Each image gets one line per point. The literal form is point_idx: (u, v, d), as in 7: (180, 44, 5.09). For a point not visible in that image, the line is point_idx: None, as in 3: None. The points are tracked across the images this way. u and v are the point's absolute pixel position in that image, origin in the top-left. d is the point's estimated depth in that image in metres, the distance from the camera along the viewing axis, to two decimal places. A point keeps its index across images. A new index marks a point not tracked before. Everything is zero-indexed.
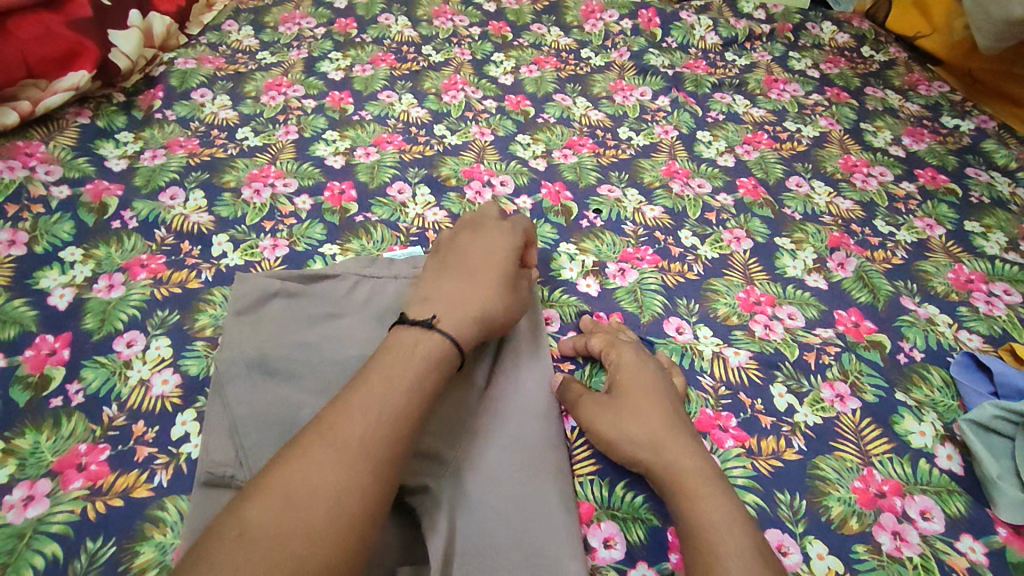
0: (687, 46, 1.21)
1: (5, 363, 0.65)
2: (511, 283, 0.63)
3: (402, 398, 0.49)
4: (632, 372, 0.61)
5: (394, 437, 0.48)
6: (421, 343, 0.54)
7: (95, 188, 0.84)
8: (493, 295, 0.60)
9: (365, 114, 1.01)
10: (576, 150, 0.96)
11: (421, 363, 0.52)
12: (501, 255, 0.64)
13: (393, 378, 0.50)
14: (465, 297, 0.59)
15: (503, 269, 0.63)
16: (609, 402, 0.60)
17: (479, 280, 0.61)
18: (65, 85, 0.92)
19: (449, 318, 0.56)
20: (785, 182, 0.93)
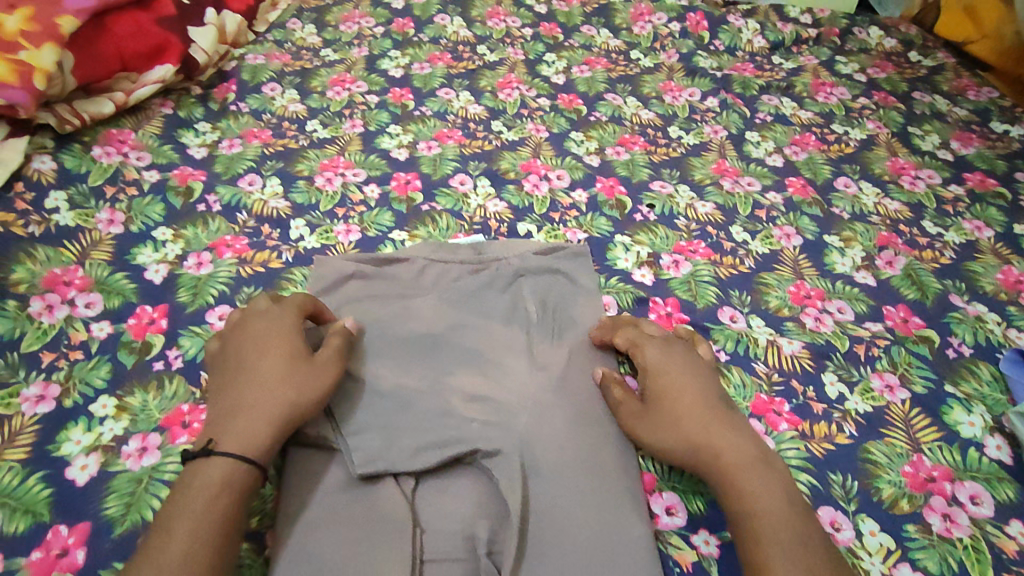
0: (734, 49, 1.23)
1: (112, 329, 0.72)
2: (292, 368, 0.61)
3: (218, 499, 0.53)
4: (662, 374, 0.63)
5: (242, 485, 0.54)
6: (218, 471, 0.54)
7: (182, 173, 0.90)
8: (277, 388, 0.59)
9: (425, 109, 1.07)
10: (628, 148, 1.00)
11: (220, 484, 0.53)
12: (269, 345, 0.63)
13: (178, 496, 0.53)
14: (252, 401, 0.58)
15: (275, 357, 0.61)
16: (650, 408, 0.61)
17: (257, 381, 0.60)
18: (153, 78, 0.98)
19: (226, 435, 0.56)
20: (833, 183, 0.95)
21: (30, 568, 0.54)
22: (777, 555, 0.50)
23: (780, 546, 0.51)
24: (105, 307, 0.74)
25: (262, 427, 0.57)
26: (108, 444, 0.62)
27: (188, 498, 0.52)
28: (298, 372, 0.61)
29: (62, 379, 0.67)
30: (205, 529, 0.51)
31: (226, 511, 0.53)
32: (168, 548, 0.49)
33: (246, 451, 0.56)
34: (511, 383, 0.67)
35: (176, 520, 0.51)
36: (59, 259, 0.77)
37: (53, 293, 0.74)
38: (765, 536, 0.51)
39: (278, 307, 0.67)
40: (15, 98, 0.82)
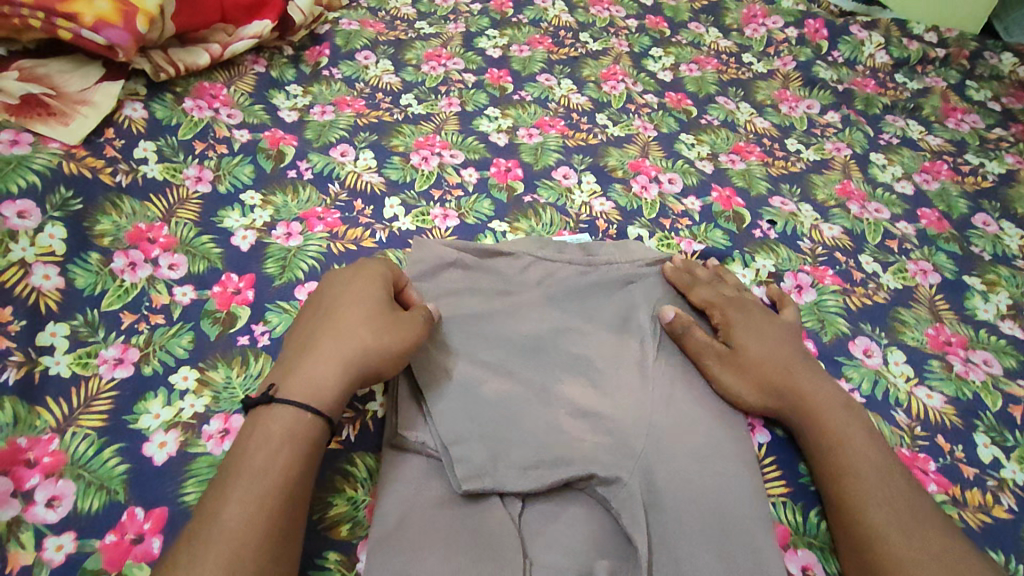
0: (855, 63, 1.14)
1: (195, 295, 0.67)
2: (373, 314, 0.56)
3: (278, 453, 0.47)
4: (744, 329, 0.65)
5: (307, 439, 0.49)
6: (281, 419, 0.49)
7: (273, 136, 0.85)
8: (353, 331, 0.54)
9: (525, 94, 1.00)
10: (744, 157, 0.92)
11: (282, 435, 0.48)
12: (352, 290, 0.58)
13: (237, 452, 0.47)
14: (321, 351, 0.53)
15: (354, 301, 0.57)
16: (734, 358, 0.62)
17: (334, 323, 0.55)
18: (250, 33, 0.93)
19: (291, 383, 0.51)
20: (971, 219, 0.86)
21: (104, 552, 0.49)
22: (872, 489, 0.53)
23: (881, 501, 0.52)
24: (188, 271, 0.69)
25: (331, 377, 0.52)
26: (189, 421, 0.57)
27: (246, 454, 0.47)
28: (379, 316, 0.56)
29: (142, 344, 0.62)
30: (265, 484, 0.45)
31: (289, 468, 0.47)
32: (226, 507, 0.44)
33: (312, 397, 0.50)
34: (625, 399, 0.59)
35: (233, 480, 0.45)
36: (144, 213, 0.72)
37: (136, 249, 0.69)
38: (858, 472, 0.54)
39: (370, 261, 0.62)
40: (115, 38, 0.77)
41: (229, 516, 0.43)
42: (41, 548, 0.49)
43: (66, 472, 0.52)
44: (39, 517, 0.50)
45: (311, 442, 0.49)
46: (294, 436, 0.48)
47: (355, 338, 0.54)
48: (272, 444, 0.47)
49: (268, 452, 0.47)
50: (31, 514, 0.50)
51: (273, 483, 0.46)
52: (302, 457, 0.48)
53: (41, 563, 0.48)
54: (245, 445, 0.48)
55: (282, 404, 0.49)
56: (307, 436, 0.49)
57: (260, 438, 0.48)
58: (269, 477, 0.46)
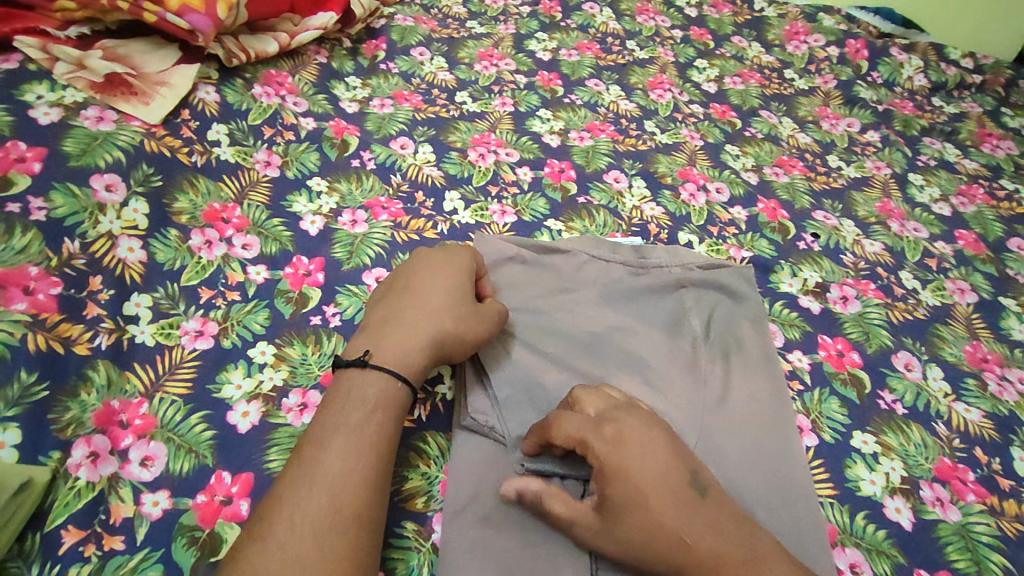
0: (894, 84, 1.17)
1: (268, 275, 0.70)
2: (459, 301, 0.59)
3: (372, 414, 0.50)
4: (624, 485, 0.47)
5: (396, 407, 0.51)
6: (373, 383, 0.52)
7: (337, 125, 0.88)
8: (440, 314, 0.57)
9: (575, 98, 1.03)
10: (787, 170, 0.95)
11: (373, 397, 0.51)
12: (443, 274, 0.61)
13: (336, 407, 0.50)
14: (409, 326, 0.56)
15: (443, 284, 0.60)
16: (601, 527, 0.47)
17: (423, 302, 0.58)
18: (316, 23, 0.96)
19: (381, 353, 0.54)
20: (1007, 242, 0.89)
21: (196, 510, 0.52)
22: None
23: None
24: (261, 251, 0.72)
25: (418, 353, 0.55)
26: (269, 394, 0.60)
27: (344, 410, 0.50)
28: (464, 305, 0.59)
29: (220, 318, 0.65)
30: (363, 439, 0.48)
31: (383, 428, 0.50)
32: (327, 455, 0.46)
33: (400, 368, 0.53)
34: (679, 397, 0.62)
35: (333, 431, 0.48)
36: (218, 194, 0.75)
37: (212, 227, 0.72)
38: None
39: (456, 247, 0.65)
40: (198, 23, 0.80)
41: (330, 464, 0.46)
42: (139, 502, 0.52)
43: (157, 434, 0.55)
44: (135, 475, 0.53)
45: (399, 408, 0.52)
46: (387, 402, 0.51)
47: (441, 318, 0.57)
48: (367, 405, 0.50)
49: (363, 412, 0.50)
50: (128, 472, 0.53)
51: (370, 439, 0.48)
52: (393, 420, 0.51)
53: (140, 516, 0.51)
54: (343, 403, 0.50)
55: (374, 372, 0.52)
56: (397, 402, 0.52)
57: (355, 399, 0.51)
58: (365, 433, 0.48)
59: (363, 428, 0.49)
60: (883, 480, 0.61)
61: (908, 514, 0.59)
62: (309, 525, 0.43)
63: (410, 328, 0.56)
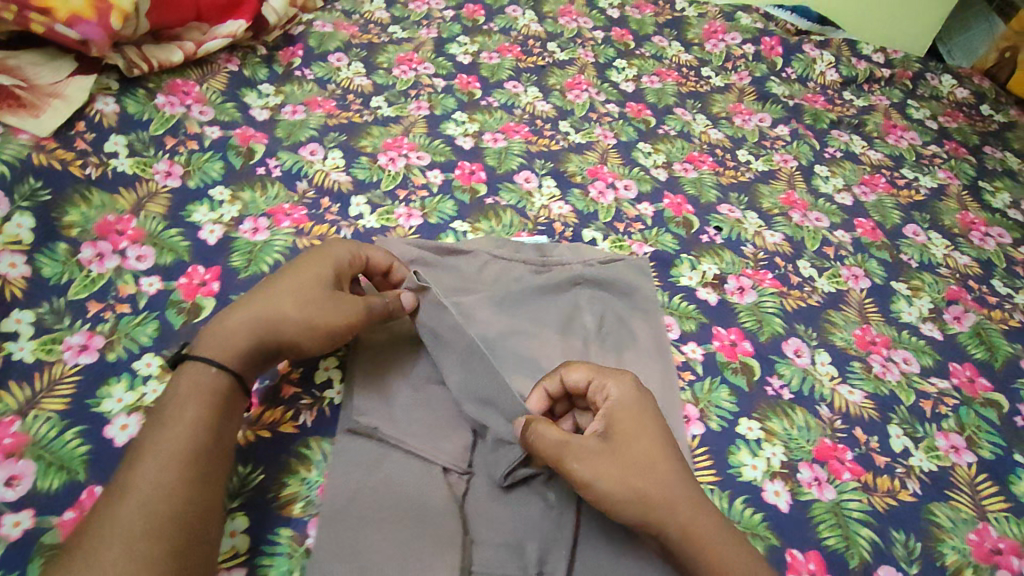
0: (806, 79, 1.21)
1: (162, 286, 0.70)
2: (298, 283, 0.58)
3: (190, 407, 0.50)
4: (641, 414, 0.55)
5: (216, 399, 0.52)
6: (195, 373, 0.52)
7: (243, 134, 0.88)
8: (279, 299, 0.57)
9: (492, 100, 1.04)
10: (696, 166, 0.97)
11: (193, 384, 0.52)
12: (297, 263, 0.61)
13: (156, 409, 0.51)
14: (240, 308, 0.56)
15: (290, 272, 0.60)
16: (600, 450, 0.52)
17: (267, 289, 0.58)
18: (224, 32, 0.95)
19: (209, 339, 0.54)
20: (903, 229, 0.93)
21: (61, 528, 0.52)
22: None
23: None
24: (156, 262, 0.71)
25: (242, 337, 0.55)
26: (150, 406, 0.60)
27: (164, 409, 0.51)
28: (308, 288, 0.59)
29: (107, 331, 0.64)
30: (180, 436, 0.49)
31: (201, 420, 0.50)
32: (141, 460, 0.47)
33: (220, 355, 0.53)
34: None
35: (151, 433, 0.49)
36: (113, 206, 0.74)
37: (104, 240, 0.71)
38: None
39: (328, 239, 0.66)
40: (89, 34, 0.79)
41: (145, 469, 0.47)
42: None
43: (28, 452, 0.55)
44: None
45: (220, 402, 0.52)
46: (204, 392, 0.52)
47: (275, 299, 0.57)
48: (183, 400, 0.51)
49: (180, 409, 0.50)
50: None
51: (187, 435, 0.49)
52: (215, 413, 0.51)
53: None
54: (164, 402, 0.51)
55: (193, 357, 0.53)
56: (216, 393, 0.52)
57: (176, 394, 0.51)
58: (183, 428, 0.49)
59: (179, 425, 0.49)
60: (764, 466, 0.63)
61: (786, 496, 0.61)
62: (124, 530, 0.44)
63: (243, 309, 0.56)
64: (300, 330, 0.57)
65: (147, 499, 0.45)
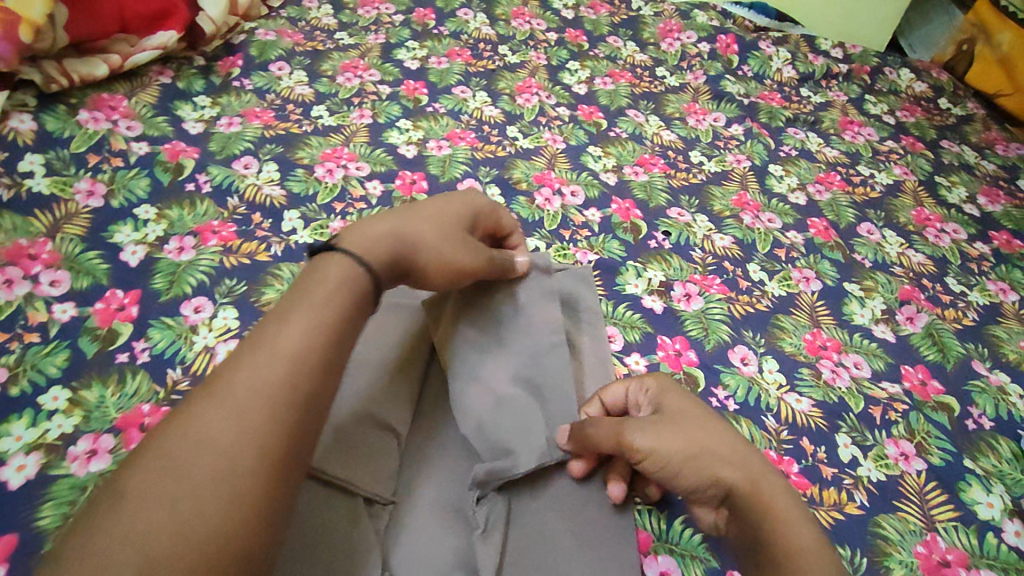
0: (763, 77, 1.19)
1: (75, 312, 0.66)
2: (447, 222, 0.56)
3: (328, 303, 0.44)
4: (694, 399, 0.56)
5: (347, 301, 0.45)
6: (325, 269, 0.47)
7: (173, 148, 0.84)
8: (422, 224, 0.54)
9: (439, 106, 1.01)
10: (647, 169, 0.95)
11: (323, 279, 0.46)
12: (439, 198, 0.58)
13: (288, 297, 0.45)
14: (404, 226, 0.53)
15: (430, 201, 0.57)
16: (656, 419, 0.53)
17: (414, 212, 0.55)
18: (153, 43, 0.91)
19: (360, 237, 0.50)
20: (857, 228, 0.91)
21: None
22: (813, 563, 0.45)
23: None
24: (71, 287, 0.68)
25: (385, 247, 0.50)
26: (53, 443, 0.57)
27: (303, 295, 0.45)
28: (446, 217, 0.56)
29: (12, 363, 0.61)
30: (307, 330, 0.42)
31: (332, 322, 0.44)
32: (257, 353, 0.40)
33: (364, 256, 0.49)
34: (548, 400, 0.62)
35: (280, 321, 0.43)
36: (26, 229, 0.70)
37: (15, 266, 0.67)
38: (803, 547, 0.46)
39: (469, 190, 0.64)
40: None
41: (261, 362, 0.40)
42: None
43: None
44: None
45: (348, 308, 0.45)
46: (336, 295, 0.45)
47: (423, 223, 0.54)
48: (320, 297, 0.44)
49: (311, 306, 0.43)
50: None
51: (314, 334, 0.42)
52: (342, 319, 0.44)
53: None
54: (294, 294, 0.45)
55: (342, 248, 0.48)
56: (340, 299, 0.45)
57: (314, 287, 0.45)
58: (311, 325, 0.42)
59: (311, 322, 0.43)
60: None
61: None
62: (226, 433, 0.37)
63: (390, 222, 0.53)
64: (437, 260, 0.54)
65: (255, 397, 0.39)
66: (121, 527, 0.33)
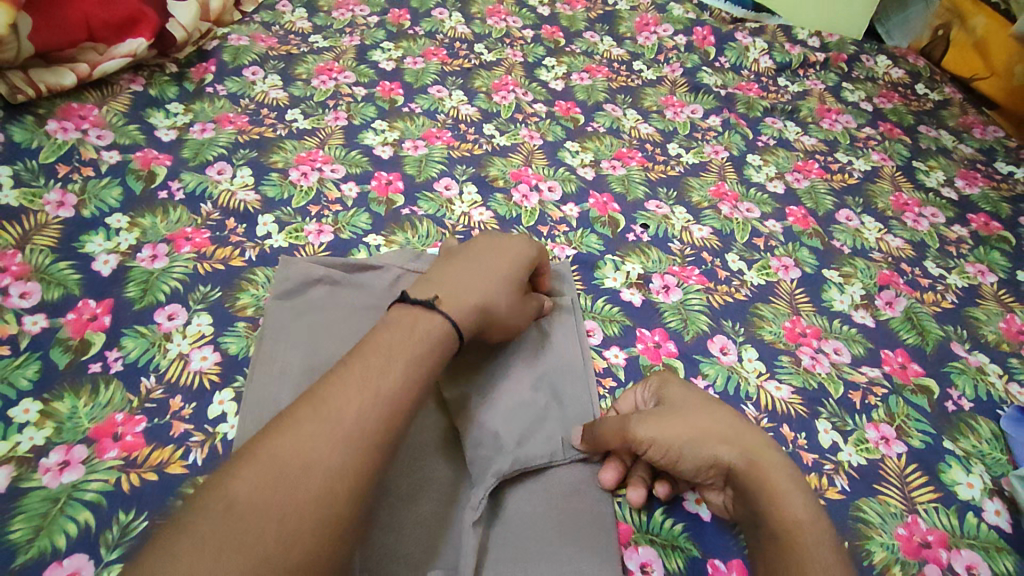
0: (740, 68, 1.20)
1: (46, 324, 0.65)
2: (519, 290, 0.61)
3: (425, 360, 0.49)
4: (693, 390, 0.58)
5: (439, 360, 0.50)
6: (416, 320, 0.51)
7: (145, 156, 0.83)
8: (500, 287, 0.58)
9: (415, 106, 1.00)
10: (625, 162, 0.95)
11: (412, 332, 0.50)
12: (511, 252, 0.62)
13: (390, 341, 0.49)
14: (486, 287, 0.57)
15: (503, 254, 0.61)
16: (658, 411, 0.56)
17: (493, 270, 0.59)
18: (123, 51, 0.91)
19: (449, 299, 0.54)
20: (836, 214, 0.91)
21: None
22: (807, 534, 0.47)
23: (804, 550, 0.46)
24: (42, 298, 0.67)
25: (472, 310, 0.55)
26: (24, 456, 0.56)
27: (408, 345, 0.49)
28: (518, 282, 0.61)
29: None
30: (402, 387, 0.46)
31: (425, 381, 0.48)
32: (362, 394, 0.45)
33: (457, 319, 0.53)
34: (567, 401, 0.64)
35: (385, 364, 0.47)
36: None
37: None
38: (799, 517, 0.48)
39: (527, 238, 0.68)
40: None
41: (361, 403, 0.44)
42: None
43: None
44: None
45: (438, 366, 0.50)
46: (431, 350, 0.50)
47: (505, 288, 0.59)
48: (421, 351, 0.49)
49: (406, 360, 0.48)
50: None
51: (411, 388, 0.47)
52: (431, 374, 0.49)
53: None
54: (392, 340, 0.49)
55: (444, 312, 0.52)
56: (433, 356, 0.50)
57: (415, 341, 0.50)
58: (411, 378, 0.47)
59: (408, 376, 0.47)
60: None
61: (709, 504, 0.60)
62: (335, 461, 0.41)
63: (477, 281, 0.57)
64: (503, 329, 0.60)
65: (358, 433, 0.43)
66: (233, 536, 0.37)
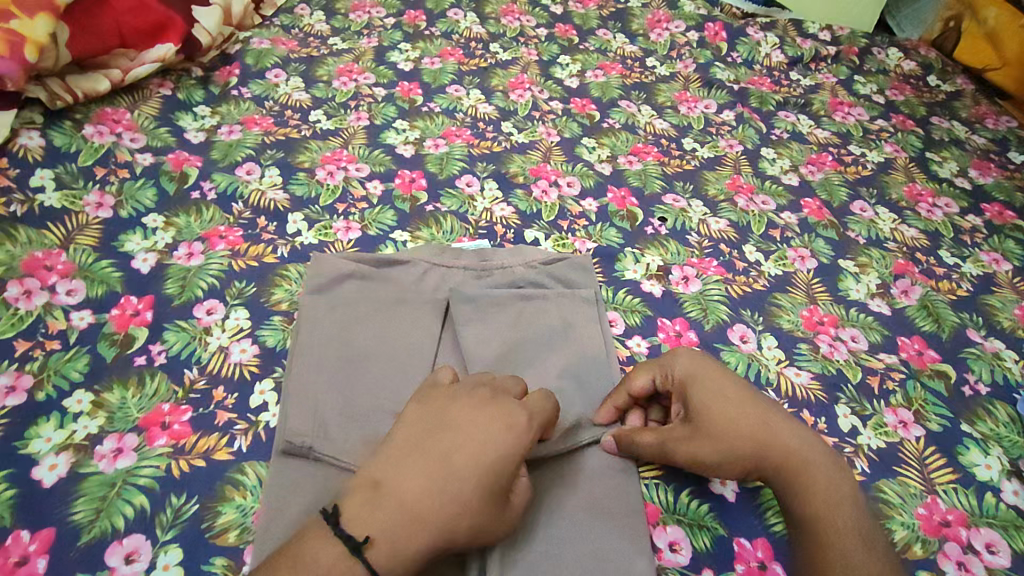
0: (752, 62, 1.21)
1: (93, 319, 0.68)
2: (496, 493, 0.49)
3: (411, 531, 0.47)
4: (717, 393, 0.58)
5: (437, 519, 0.47)
6: (331, 562, 0.46)
7: (177, 158, 0.86)
8: (456, 516, 0.48)
9: (434, 106, 1.02)
10: (641, 157, 0.97)
11: (331, 570, 0.45)
12: (489, 437, 0.50)
13: (392, 496, 0.48)
14: (444, 497, 0.48)
15: (472, 459, 0.49)
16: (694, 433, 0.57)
17: (442, 495, 0.48)
18: (152, 56, 0.94)
19: (380, 535, 0.46)
20: (850, 206, 0.93)
21: None
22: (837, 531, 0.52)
23: (843, 551, 0.51)
24: (87, 295, 0.70)
25: (423, 535, 0.47)
26: (80, 443, 0.59)
27: (395, 509, 0.47)
28: (482, 508, 0.49)
29: (36, 370, 0.63)
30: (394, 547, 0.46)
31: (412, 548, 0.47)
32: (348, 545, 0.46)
33: (400, 550, 0.46)
34: (590, 389, 0.66)
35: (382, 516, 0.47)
36: (41, 242, 0.73)
37: (33, 277, 0.70)
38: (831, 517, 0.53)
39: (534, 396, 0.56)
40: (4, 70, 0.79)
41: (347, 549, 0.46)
42: None
43: None
44: None
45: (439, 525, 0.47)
46: (424, 517, 0.47)
47: (469, 496, 0.48)
48: (414, 513, 0.47)
49: (401, 517, 0.47)
50: None
51: (402, 544, 0.46)
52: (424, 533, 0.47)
53: None
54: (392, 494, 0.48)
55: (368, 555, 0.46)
56: (425, 522, 0.47)
57: (412, 499, 0.47)
58: (404, 534, 0.47)
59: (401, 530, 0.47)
60: None
61: (733, 485, 0.62)
62: None
63: (431, 485, 0.48)
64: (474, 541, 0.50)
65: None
66: None
